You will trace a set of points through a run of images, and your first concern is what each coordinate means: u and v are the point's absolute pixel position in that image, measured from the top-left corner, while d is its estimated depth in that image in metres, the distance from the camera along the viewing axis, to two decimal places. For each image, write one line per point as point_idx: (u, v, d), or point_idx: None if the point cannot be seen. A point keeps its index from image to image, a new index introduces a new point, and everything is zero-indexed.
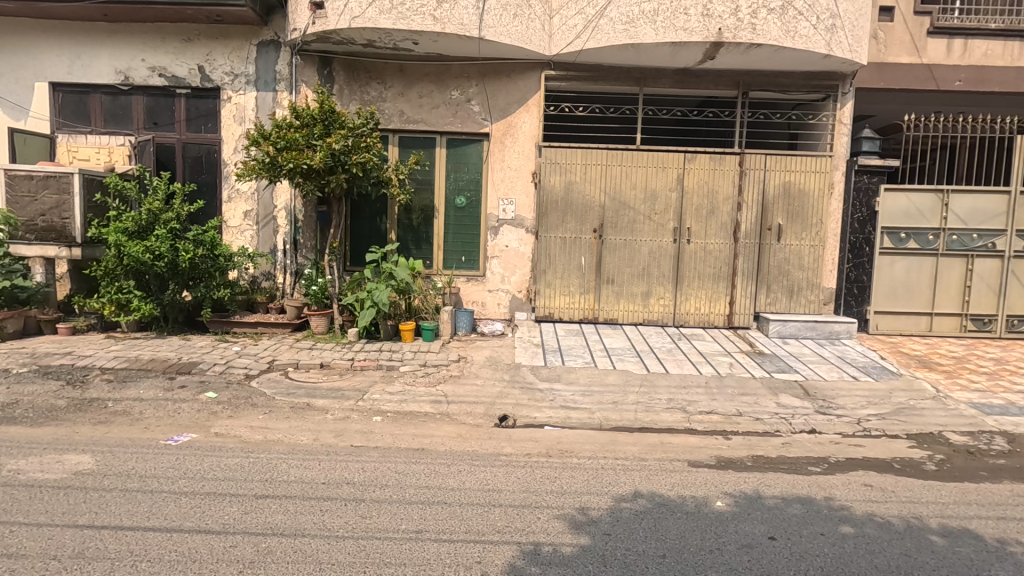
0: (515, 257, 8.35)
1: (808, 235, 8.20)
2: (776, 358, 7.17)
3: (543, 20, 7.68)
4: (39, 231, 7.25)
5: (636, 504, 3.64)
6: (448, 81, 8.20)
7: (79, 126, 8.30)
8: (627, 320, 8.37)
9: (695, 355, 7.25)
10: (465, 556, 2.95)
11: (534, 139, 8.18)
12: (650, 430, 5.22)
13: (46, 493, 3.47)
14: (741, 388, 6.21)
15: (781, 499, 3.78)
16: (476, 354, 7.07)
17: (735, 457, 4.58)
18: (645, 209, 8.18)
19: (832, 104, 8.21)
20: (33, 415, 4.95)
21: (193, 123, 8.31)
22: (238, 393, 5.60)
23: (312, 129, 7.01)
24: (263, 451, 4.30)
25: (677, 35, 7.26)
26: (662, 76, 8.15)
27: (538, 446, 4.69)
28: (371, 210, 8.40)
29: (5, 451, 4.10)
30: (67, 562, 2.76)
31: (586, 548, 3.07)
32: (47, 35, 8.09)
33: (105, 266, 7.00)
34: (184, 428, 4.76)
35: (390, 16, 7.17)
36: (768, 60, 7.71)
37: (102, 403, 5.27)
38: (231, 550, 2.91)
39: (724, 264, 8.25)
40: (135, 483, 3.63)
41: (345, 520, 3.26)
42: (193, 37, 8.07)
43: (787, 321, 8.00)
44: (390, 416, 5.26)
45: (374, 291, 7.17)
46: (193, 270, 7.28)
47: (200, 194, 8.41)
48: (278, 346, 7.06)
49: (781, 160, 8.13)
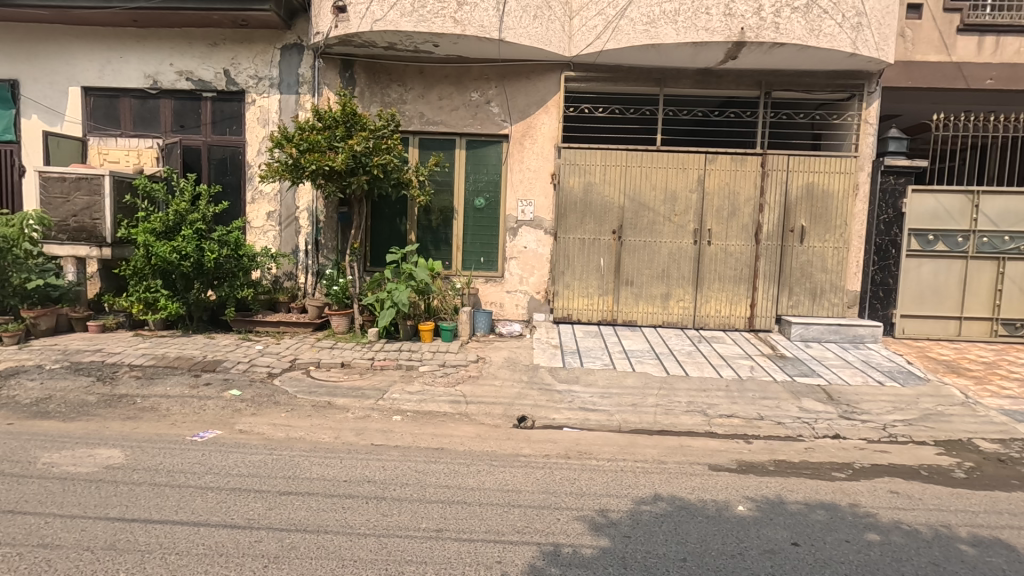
0: (534, 258, 8.36)
1: (832, 237, 8.08)
2: (798, 362, 7.08)
3: (563, 22, 7.68)
4: (71, 231, 7.48)
5: (656, 507, 3.63)
6: (467, 83, 8.24)
7: (110, 130, 8.54)
8: (647, 322, 8.32)
9: (715, 357, 7.19)
10: (485, 556, 2.96)
11: (553, 140, 8.19)
12: (670, 433, 5.17)
13: (79, 486, 3.57)
14: (762, 391, 6.13)
15: (804, 505, 3.73)
16: (495, 355, 7.11)
17: (756, 461, 4.53)
18: (664, 211, 8.12)
19: (857, 104, 8.07)
20: (66, 410, 5.10)
21: (219, 125, 8.48)
22: (262, 391, 5.70)
23: (334, 131, 7.11)
24: (286, 448, 4.38)
25: (698, 35, 7.19)
26: (682, 77, 8.10)
27: (556, 447, 4.69)
28: (391, 211, 8.48)
29: (39, 445, 4.22)
30: (99, 553, 2.83)
31: (606, 551, 3.06)
32: (80, 40, 8.33)
33: (133, 265, 7.18)
34: (209, 425, 4.86)
35: (411, 19, 7.23)
36: (791, 59, 7.61)
37: (131, 399, 5.41)
38: (256, 545, 2.96)
39: (745, 266, 8.16)
40: (162, 478, 3.72)
41: (367, 518, 3.30)
42: (219, 41, 8.24)
43: (809, 325, 7.86)
44: (409, 416, 5.30)
45: (394, 292, 7.23)
46: (217, 270, 7.41)
47: (224, 196, 8.58)
48: (300, 346, 7.14)
49: (804, 160, 8.01)
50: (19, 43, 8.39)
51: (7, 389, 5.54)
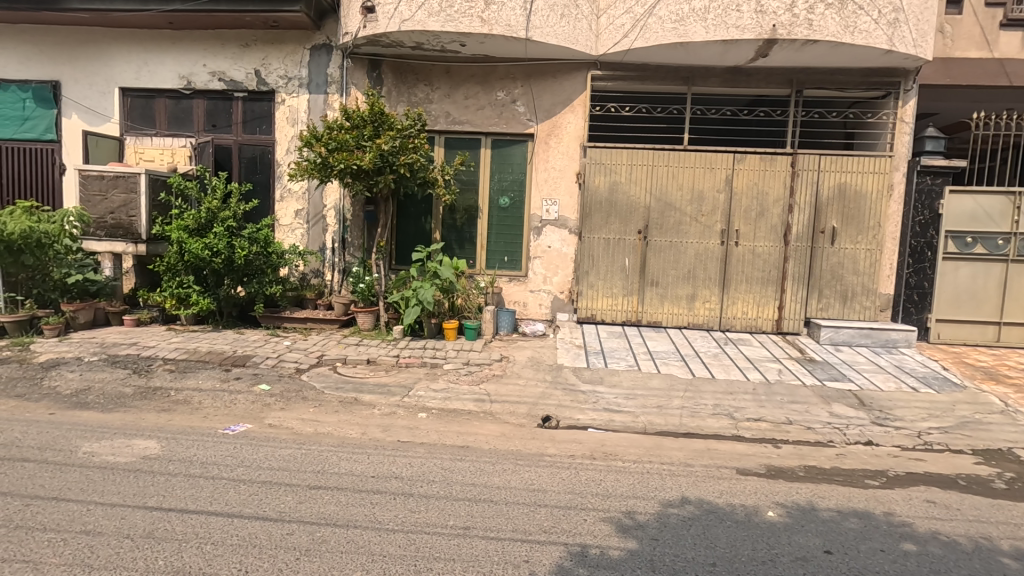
0: (558, 258, 8.33)
1: (864, 238, 7.89)
2: (828, 366, 6.93)
3: (590, 20, 7.66)
4: (108, 228, 7.70)
5: (684, 510, 3.59)
6: (494, 82, 8.25)
7: (146, 129, 8.77)
8: (672, 323, 8.23)
9: (743, 360, 7.08)
10: (513, 555, 2.97)
11: (579, 140, 8.16)
12: (696, 435, 5.12)
13: (118, 475, 3.68)
14: (791, 396, 6.02)
15: (837, 512, 3.65)
16: (518, 354, 7.10)
17: (786, 466, 4.45)
18: (691, 211, 8.03)
19: (893, 102, 7.86)
20: (104, 401, 5.26)
21: (249, 125, 8.64)
22: (290, 386, 5.81)
23: (362, 130, 7.19)
24: (314, 443, 4.45)
25: (728, 33, 7.08)
26: (711, 75, 7.98)
27: (581, 447, 4.68)
28: (417, 210, 8.54)
29: (79, 435, 4.36)
30: (139, 540, 2.92)
31: (634, 553, 3.04)
32: (118, 43, 8.57)
33: (167, 261, 7.35)
34: (240, 419, 4.96)
35: (438, 19, 7.27)
36: (825, 57, 7.45)
37: (165, 391, 5.55)
38: (288, 537, 3.02)
39: (774, 267, 8.02)
40: (196, 469, 3.82)
41: (395, 514, 3.33)
42: (251, 42, 8.40)
43: (839, 328, 7.70)
44: (435, 413, 5.34)
45: (419, 290, 7.29)
46: (247, 267, 7.53)
47: (254, 194, 8.74)
48: (327, 342, 7.25)
49: (836, 160, 7.84)
50: (61, 46, 8.66)
51: (49, 379, 5.74)
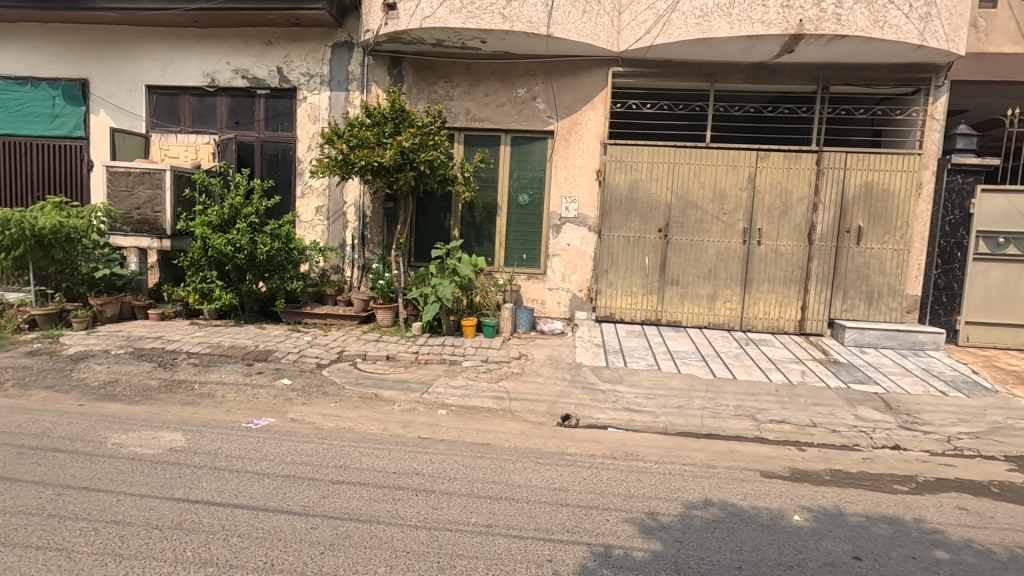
0: (577, 256, 8.29)
1: (891, 238, 7.73)
2: (853, 368, 6.81)
3: (612, 17, 7.59)
4: (134, 224, 7.84)
5: (707, 512, 3.54)
6: (514, 79, 8.22)
7: (170, 126, 8.91)
8: (692, 322, 8.15)
9: (765, 361, 6.97)
10: (536, 554, 2.95)
11: (600, 137, 8.10)
12: (718, 437, 5.06)
13: (145, 466, 3.74)
14: (815, 397, 5.92)
15: (865, 518, 3.57)
16: (537, 352, 7.08)
17: (811, 470, 4.37)
18: (713, 209, 7.93)
19: (923, 98, 7.67)
20: (130, 393, 5.35)
21: (271, 122, 8.72)
22: (311, 381, 5.86)
23: (382, 127, 7.22)
24: (336, 438, 4.48)
25: (753, 28, 6.95)
26: (735, 71, 7.87)
27: (602, 447, 4.64)
28: (436, 207, 8.55)
29: (107, 426, 4.45)
30: (167, 531, 2.96)
31: (658, 554, 3.01)
32: (145, 41, 8.71)
33: (191, 257, 7.45)
34: (263, 413, 5.01)
35: (459, 15, 7.25)
36: (853, 52, 7.28)
37: (189, 385, 5.64)
38: (312, 531, 3.04)
39: (797, 267, 7.88)
40: (221, 462, 3.86)
41: (418, 510, 3.34)
42: (273, 40, 8.47)
43: (865, 330, 7.56)
44: (454, 410, 5.34)
45: (439, 287, 7.30)
46: (269, 262, 7.64)
47: (276, 190, 8.82)
48: (347, 338, 7.30)
49: (863, 158, 7.67)
50: (89, 45, 8.83)
51: (78, 371, 5.86)
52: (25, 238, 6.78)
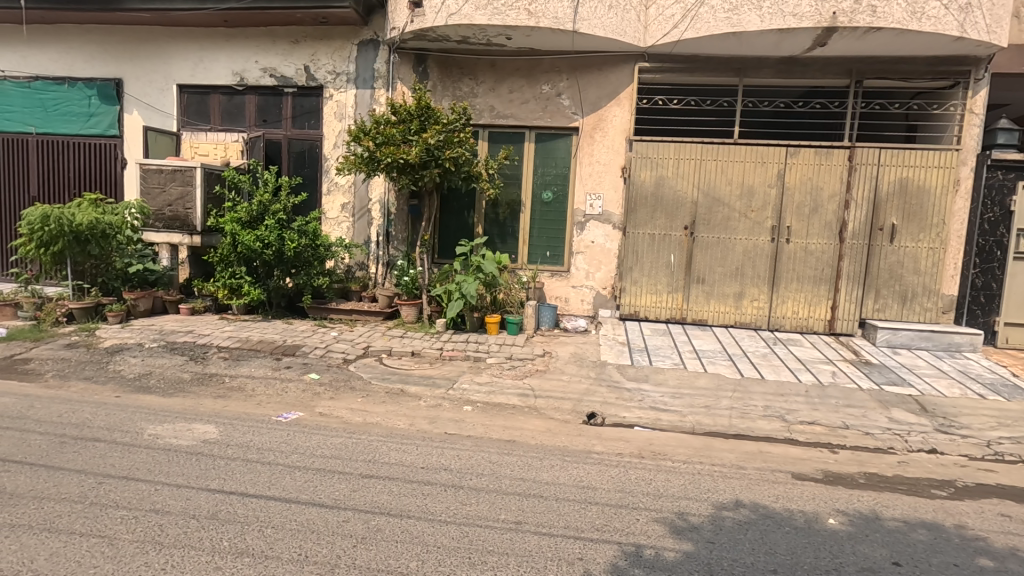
0: (601, 254, 8.23)
1: (926, 236, 7.51)
2: (885, 369, 6.64)
3: (639, 11, 7.51)
4: (166, 220, 7.97)
5: (739, 514, 3.49)
6: (539, 75, 8.19)
7: (200, 124, 9.08)
8: (718, 322, 8.04)
9: (793, 361, 6.84)
10: (567, 552, 2.94)
11: (625, 133, 8.03)
12: (747, 437, 4.98)
13: (181, 457, 3.82)
14: (846, 399, 5.79)
15: (903, 523, 3.47)
16: (561, 350, 7.06)
17: (844, 473, 4.27)
18: (740, 207, 7.80)
19: (961, 93, 7.43)
20: (164, 385, 5.48)
21: (298, 120, 8.82)
22: (338, 375, 5.93)
23: (408, 124, 7.24)
24: (364, 432, 4.51)
25: (784, 21, 6.82)
26: (764, 66, 7.73)
27: (629, 446, 4.60)
28: (460, 204, 8.56)
29: (143, 417, 4.55)
30: (204, 521, 3.02)
31: (690, 555, 2.97)
32: (176, 40, 8.88)
33: (220, 253, 7.59)
34: (292, 406, 5.09)
35: (485, 12, 7.22)
36: (888, 44, 7.09)
37: (220, 378, 5.75)
38: (344, 525, 3.06)
39: (827, 265, 7.71)
40: (253, 454, 3.93)
41: (447, 506, 3.35)
42: (301, 39, 8.57)
43: (898, 330, 7.37)
44: (479, 406, 5.36)
45: (463, 284, 7.31)
46: (296, 258, 7.75)
47: (303, 187, 8.92)
48: (372, 334, 7.36)
49: (898, 153, 7.46)
50: (123, 45, 9.04)
51: (113, 363, 6.01)
52: (63, 234, 6.97)
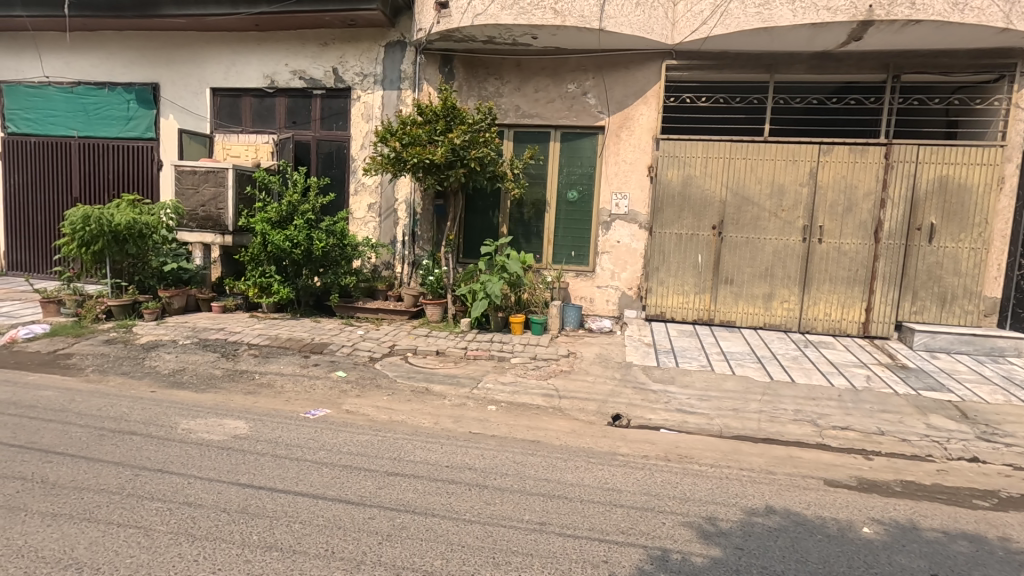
0: (627, 253, 8.15)
1: (968, 236, 7.24)
2: (923, 373, 6.42)
3: (667, 8, 7.41)
4: (199, 220, 8.19)
5: (769, 520, 3.41)
6: (564, 74, 8.15)
7: (232, 127, 9.29)
8: (746, 323, 7.89)
9: (825, 364, 6.67)
10: (592, 554, 2.91)
11: (652, 132, 7.93)
12: (777, 442, 4.85)
13: (212, 451, 3.91)
14: (881, 404, 5.61)
15: (943, 533, 3.35)
16: (586, 350, 7.01)
17: (880, 480, 4.13)
18: (771, 206, 7.63)
19: (1006, 86, 7.14)
20: (197, 381, 5.63)
21: (327, 121, 8.96)
22: (364, 373, 6.00)
23: (434, 125, 7.28)
24: (390, 430, 4.55)
25: (818, 15, 6.63)
26: (796, 62, 7.56)
27: (655, 448, 4.54)
28: (485, 204, 8.58)
29: (177, 412, 4.68)
30: (234, 514, 3.08)
31: (718, 561, 2.91)
32: (210, 45, 9.11)
33: (251, 252, 7.75)
34: (319, 403, 5.16)
35: (511, 11, 7.21)
36: (928, 37, 6.84)
37: (250, 374, 5.87)
38: (370, 521, 3.09)
39: (862, 266, 7.49)
40: (282, 450, 4.00)
41: (471, 505, 3.35)
42: (329, 41, 8.70)
43: (936, 333, 7.11)
44: (503, 406, 5.35)
45: (487, 283, 7.32)
46: (324, 258, 7.88)
47: (331, 188, 9.06)
48: (398, 333, 7.42)
49: (937, 150, 7.21)
50: (160, 49, 9.30)
51: (149, 359, 6.20)
52: (103, 233, 7.21)
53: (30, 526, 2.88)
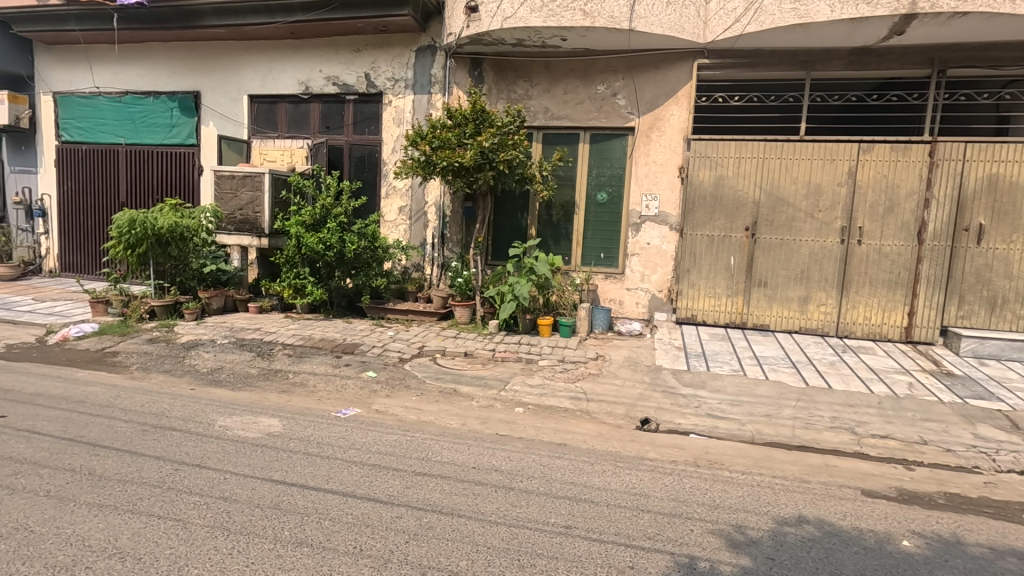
0: (657, 255, 8.05)
1: (1020, 237, 6.90)
2: (970, 381, 6.14)
3: (699, 7, 7.30)
4: (237, 223, 8.41)
5: (802, 530, 3.31)
6: (594, 75, 8.11)
7: (269, 132, 9.56)
8: (781, 326, 7.69)
9: (864, 369, 6.46)
10: (617, 559, 2.89)
11: (682, 132, 7.82)
12: (812, 449, 4.72)
13: (247, 448, 4.03)
14: (924, 412, 5.39)
15: (989, 549, 3.19)
16: (615, 353, 6.95)
17: (921, 492, 3.97)
18: (807, 207, 7.43)
19: None
20: (234, 379, 5.82)
21: (359, 126, 9.13)
22: (394, 373, 6.10)
23: (463, 128, 7.34)
24: (418, 430, 4.61)
25: (857, 10, 6.43)
26: (834, 58, 7.35)
27: (684, 454, 4.47)
28: (513, 206, 8.60)
29: (215, 409, 4.84)
30: (267, 510, 3.17)
31: (748, 570, 2.85)
32: (248, 53, 9.40)
33: (286, 254, 7.95)
34: (350, 403, 5.27)
35: (540, 14, 7.22)
36: (976, 30, 6.55)
37: (284, 373, 6.03)
38: (398, 520, 3.14)
39: (904, 269, 7.22)
40: (314, 448, 4.09)
41: (497, 506, 3.37)
42: (361, 47, 8.86)
43: (985, 339, 6.80)
44: (531, 408, 5.35)
45: (516, 285, 7.33)
46: (355, 260, 8.04)
47: (362, 191, 9.23)
48: (427, 333, 7.52)
49: (986, 147, 6.89)
50: (201, 59, 9.64)
51: (189, 358, 6.43)
52: (147, 236, 7.52)
53: (78, 516, 3.03)
